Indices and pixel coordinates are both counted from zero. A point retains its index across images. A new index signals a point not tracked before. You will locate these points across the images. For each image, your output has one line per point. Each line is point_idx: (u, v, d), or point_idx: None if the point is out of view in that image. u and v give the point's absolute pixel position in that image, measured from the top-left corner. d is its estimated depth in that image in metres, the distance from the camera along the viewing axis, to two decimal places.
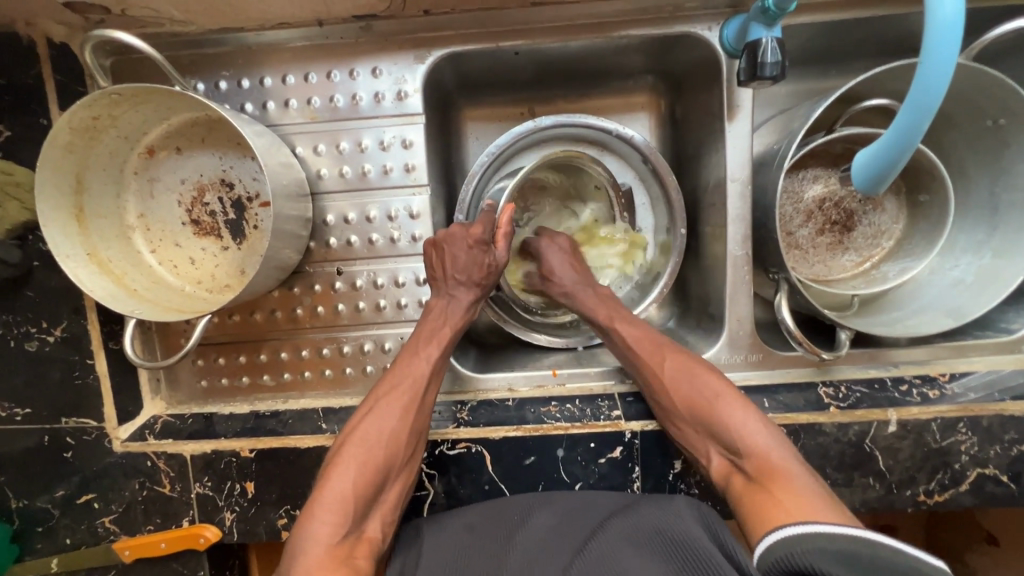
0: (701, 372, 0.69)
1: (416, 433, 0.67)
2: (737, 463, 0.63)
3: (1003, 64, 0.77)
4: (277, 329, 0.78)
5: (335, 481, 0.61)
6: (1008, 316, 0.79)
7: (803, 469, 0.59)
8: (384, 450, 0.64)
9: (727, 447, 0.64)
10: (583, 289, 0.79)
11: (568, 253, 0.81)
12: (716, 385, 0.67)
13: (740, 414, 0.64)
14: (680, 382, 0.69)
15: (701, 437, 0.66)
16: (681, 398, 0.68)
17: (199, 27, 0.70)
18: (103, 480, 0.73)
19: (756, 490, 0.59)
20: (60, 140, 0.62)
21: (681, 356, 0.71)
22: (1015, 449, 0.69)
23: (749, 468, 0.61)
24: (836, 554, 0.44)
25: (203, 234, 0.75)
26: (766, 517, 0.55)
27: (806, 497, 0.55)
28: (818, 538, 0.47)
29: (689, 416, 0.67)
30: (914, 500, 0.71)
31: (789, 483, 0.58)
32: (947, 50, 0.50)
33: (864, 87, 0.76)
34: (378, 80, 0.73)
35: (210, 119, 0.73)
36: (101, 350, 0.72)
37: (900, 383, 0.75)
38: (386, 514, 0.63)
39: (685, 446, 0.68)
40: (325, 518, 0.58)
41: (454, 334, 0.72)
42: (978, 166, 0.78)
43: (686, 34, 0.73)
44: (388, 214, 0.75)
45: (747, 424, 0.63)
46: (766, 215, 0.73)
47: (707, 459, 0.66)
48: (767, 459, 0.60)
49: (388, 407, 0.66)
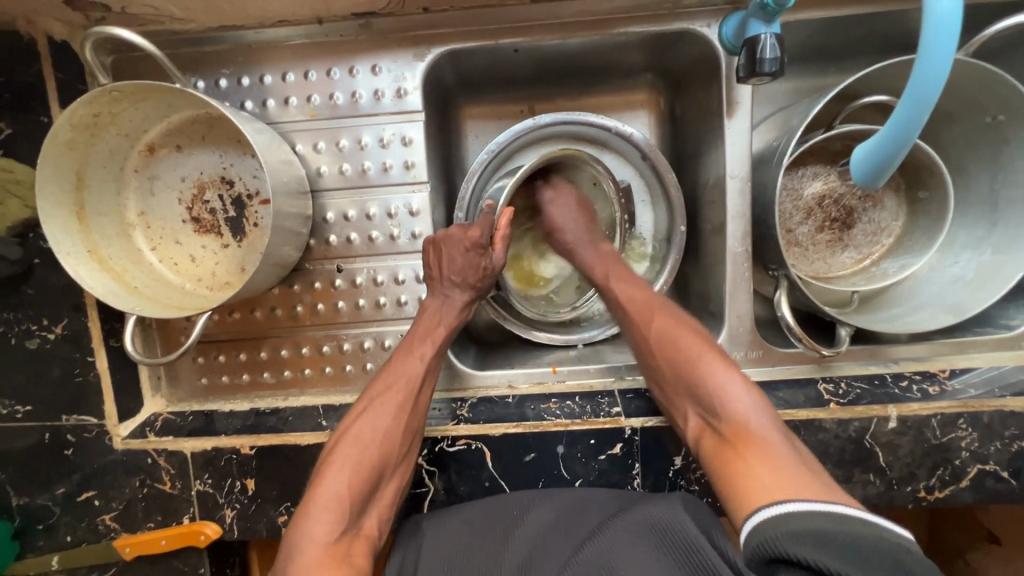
0: (689, 333, 0.67)
1: (411, 431, 0.67)
2: (711, 425, 0.61)
3: (1003, 60, 0.77)
4: (277, 327, 0.78)
5: (330, 480, 0.61)
6: (1008, 312, 0.79)
7: (780, 436, 0.56)
8: (379, 449, 0.64)
9: (703, 408, 0.62)
10: (584, 242, 0.79)
11: (575, 206, 0.81)
12: (703, 347, 0.65)
13: (723, 375, 0.62)
14: (664, 341, 0.68)
15: (681, 396, 0.65)
16: (664, 357, 0.67)
17: (199, 24, 0.70)
18: (103, 477, 0.73)
19: (727, 452, 0.58)
20: (60, 138, 0.62)
21: (669, 317, 0.70)
22: (1015, 444, 0.69)
23: (723, 430, 0.60)
24: (824, 540, 0.43)
25: (203, 232, 0.75)
26: (742, 486, 0.54)
27: (777, 467, 0.53)
28: (801, 519, 0.46)
29: (672, 375, 0.66)
30: (914, 496, 0.71)
31: (760, 449, 0.56)
32: (943, 46, 0.50)
33: (863, 83, 0.76)
34: (377, 78, 0.73)
35: (210, 117, 0.73)
36: (101, 348, 0.73)
37: (901, 379, 0.75)
38: (382, 512, 0.63)
39: (668, 406, 0.68)
40: (323, 518, 0.58)
41: (449, 333, 0.72)
42: (977, 162, 0.78)
43: (685, 31, 0.73)
44: (388, 211, 0.75)
45: (728, 386, 0.61)
46: (766, 211, 0.73)
47: (684, 420, 0.65)
48: (741, 423, 0.58)
49: (382, 405, 0.66)
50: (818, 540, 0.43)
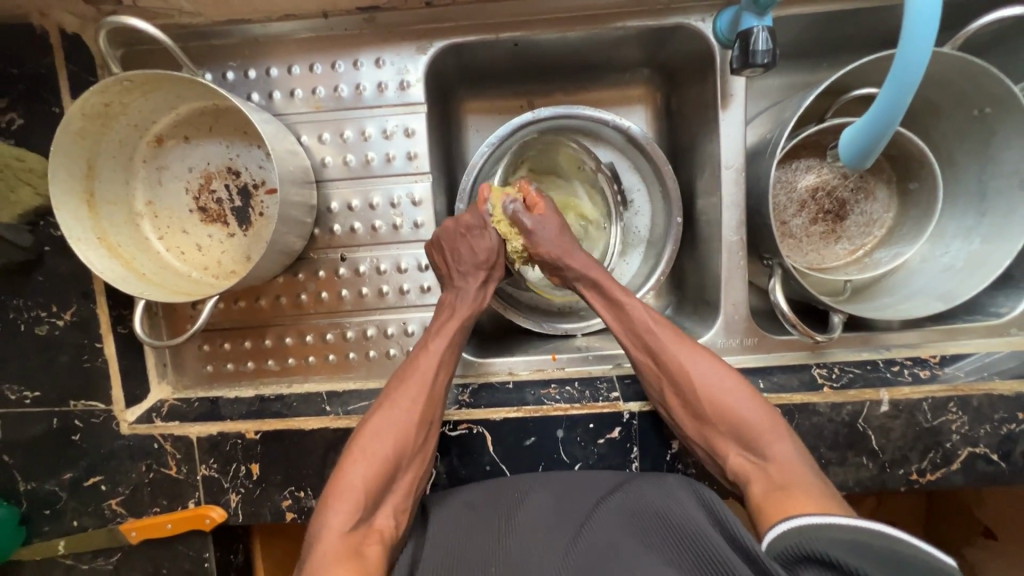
0: (726, 373, 0.68)
1: (429, 422, 0.68)
2: (757, 466, 0.63)
3: (989, 55, 0.79)
4: (282, 315, 0.79)
5: (349, 473, 0.63)
6: (997, 300, 0.81)
7: (819, 474, 0.60)
8: (393, 442, 0.65)
9: (750, 450, 0.64)
10: (584, 259, 0.75)
11: (558, 224, 0.76)
12: (743, 388, 0.67)
13: (765, 418, 0.64)
14: (706, 380, 0.67)
15: (723, 437, 0.66)
16: (706, 398, 0.66)
17: (207, 18, 0.72)
18: (110, 462, 0.74)
19: (774, 490, 0.59)
20: (72, 126, 0.64)
21: (705, 355, 0.69)
22: (1005, 427, 0.71)
23: (770, 472, 0.61)
24: (849, 544, 0.45)
25: (209, 221, 0.77)
26: (779, 512, 0.55)
27: (822, 499, 0.55)
28: (830, 528, 0.48)
29: (712, 416, 0.66)
30: (907, 479, 0.72)
31: (807, 486, 0.58)
32: (923, 35, 0.52)
33: (853, 77, 0.78)
34: (381, 71, 0.75)
35: (217, 109, 0.75)
36: (109, 335, 0.74)
37: (892, 364, 0.77)
38: (398, 504, 0.64)
39: (701, 443, 0.68)
40: (340, 507, 0.60)
41: (462, 326, 0.73)
42: (966, 154, 0.80)
43: (681, 25, 0.75)
44: (391, 201, 0.77)
45: (772, 429, 0.64)
46: (760, 201, 0.75)
47: (723, 458, 0.66)
48: (790, 469, 0.60)
49: (400, 399, 0.67)
50: (843, 544, 0.46)
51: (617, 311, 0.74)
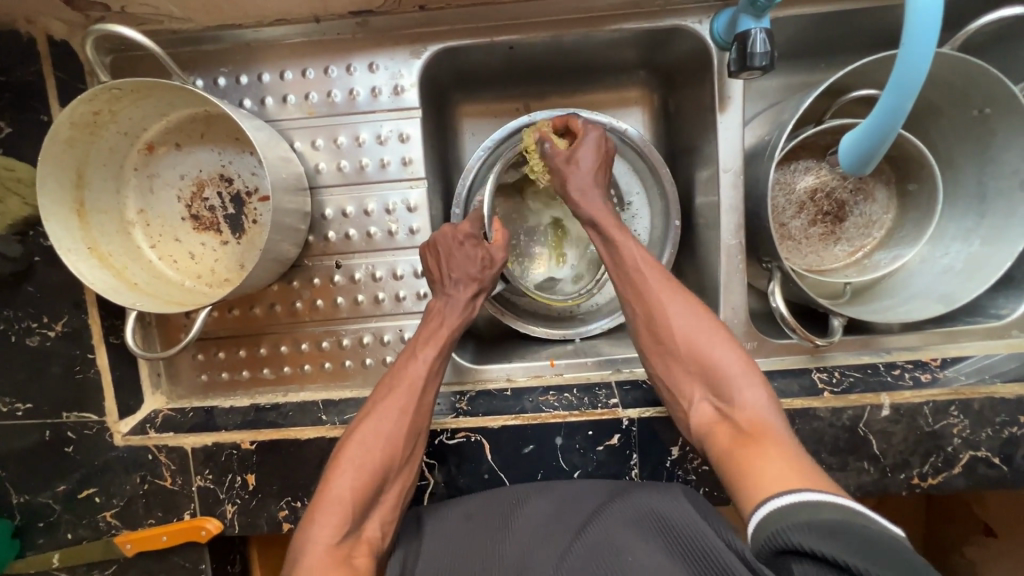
0: (708, 319, 0.66)
1: (417, 431, 0.67)
2: (723, 412, 0.61)
3: (988, 55, 0.79)
4: (277, 323, 0.79)
5: (336, 485, 0.61)
6: (998, 302, 0.80)
7: (789, 429, 0.58)
8: (381, 452, 0.63)
9: (718, 396, 0.62)
10: (587, 192, 0.73)
11: (595, 153, 0.74)
12: (722, 336, 0.64)
13: (742, 366, 0.62)
14: (684, 321, 0.65)
15: (693, 381, 0.64)
16: (684, 341, 0.65)
17: (197, 24, 0.71)
18: (104, 474, 0.73)
19: (739, 438, 0.58)
20: (60, 135, 0.63)
21: (687, 298, 0.67)
22: (1007, 431, 0.70)
23: (737, 419, 0.59)
24: (827, 530, 0.43)
25: (202, 229, 0.76)
26: (752, 472, 0.53)
27: (789, 458, 0.53)
28: (804, 513, 0.46)
29: (684, 357, 0.65)
30: (908, 484, 0.72)
31: (774, 439, 0.56)
32: (922, 46, 0.52)
33: (852, 79, 0.77)
34: (374, 75, 0.74)
35: (208, 115, 0.74)
36: (101, 345, 0.73)
37: (893, 368, 0.76)
38: (386, 515, 0.63)
39: (672, 389, 0.66)
40: (326, 520, 0.59)
41: (452, 334, 0.72)
42: (966, 155, 0.80)
43: (678, 27, 0.74)
44: (386, 207, 0.76)
45: (746, 377, 0.61)
46: (759, 205, 0.74)
47: (691, 405, 0.64)
48: (756, 417, 0.58)
49: (386, 409, 0.66)
50: (822, 529, 0.43)
51: (604, 249, 0.72)
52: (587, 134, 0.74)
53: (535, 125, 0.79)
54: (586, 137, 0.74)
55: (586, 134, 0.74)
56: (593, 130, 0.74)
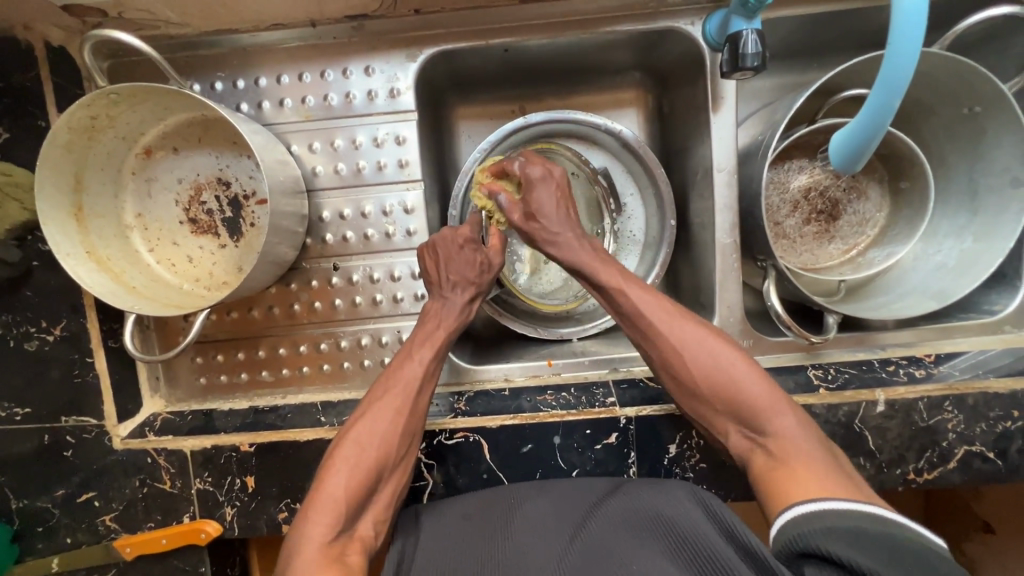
0: (722, 350, 0.64)
1: (412, 432, 0.67)
2: (757, 441, 0.61)
3: (977, 54, 0.80)
4: (275, 325, 0.79)
5: (331, 481, 0.61)
6: (991, 298, 0.81)
7: (821, 446, 0.58)
8: (376, 451, 0.64)
9: (748, 427, 0.62)
10: (570, 246, 0.72)
11: (556, 194, 0.72)
12: (741, 365, 0.63)
13: (766, 393, 0.61)
14: (699, 359, 0.64)
15: (719, 413, 0.64)
16: (704, 380, 0.64)
17: (194, 29, 0.71)
18: (103, 478, 0.73)
19: (775, 468, 0.58)
20: (59, 140, 0.63)
21: (698, 327, 0.66)
22: (1001, 425, 0.71)
23: (771, 448, 0.59)
24: (851, 541, 0.44)
25: (200, 233, 0.76)
26: (785, 492, 0.54)
27: (826, 479, 0.54)
28: (830, 522, 0.47)
29: (707, 395, 0.64)
30: (904, 479, 0.72)
31: (810, 464, 0.56)
32: (908, 49, 0.53)
33: (843, 79, 0.78)
34: (370, 78, 0.75)
35: (206, 119, 0.74)
36: (100, 349, 0.73)
37: (887, 364, 0.77)
38: (378, 514, 0.63)
39: (702, 422, 0.66)
40: (319, 518, 0.59)
41: (448, 336, 0.72)
42: (957, 153, 0.81)
43: (670, 29, 0.75)
44: (383, 210, 0.77)
45: (773, 406, 0.61)
46: (753, 204, 0.75)
47: (724, 436, 0.64)
48: (790, 444, 0.58)
49: (383, 409, 0.66)
50: (843, 536, 0.45)
51: (602, 298, 0.71)
52: (530, 176, 0.73)
53: (476, 182, 0.79)
54: (530, 179, 0.73)
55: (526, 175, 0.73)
56: (532, 166, 0.73)
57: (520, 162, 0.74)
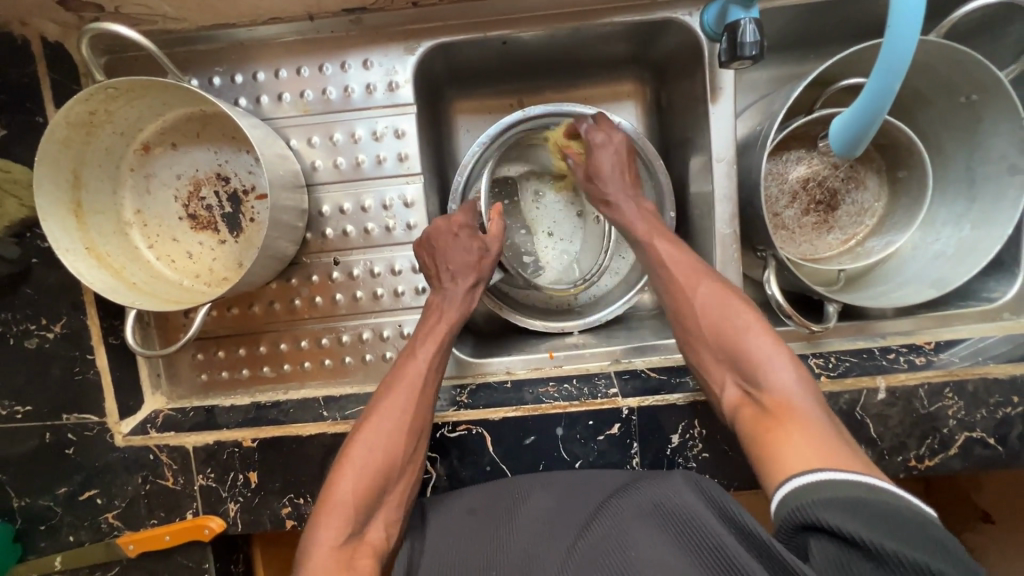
0: (735, 305, 0.67)
1: (419, 429, 0.67)
2: (751, 394, 0.62)
3: (974, 42, 0.80)
4: (276, 321, 0.79)
5: (339, 485, 0.62)
6: (989, 286, 0.81)
7: (818, 406, 0.58)
8: (382, 453, 0.64)
9: (745, 379, 0.63)
10: (624, 202, 0.77)
11: (619, 155, 0.78)
12: (751, 322, 0.65)
13: (769, 350, 0.62)
14: (711, 309, 0.67)
15: (720, 365, 0.66)
16: (710, 328, 0.66)
17: (192, 24, 0.71)
18: (105, 475, 0.73)
19: (764, 418, 0.59)
20: (56, 136, 0.63)
21: (714, 285, 0.69)
22: (1000, 411, 0.71)
23: (763, 400, 0.60)
24: (866, 518, 0.44)
25: (200, 229, 0.76)
26: (781, 457, 0.54)
27: (813, 437, 0.54)
28: (844, 491, 0.46)
29: (712, 343, 0.66)
30: (905, 466, 0.72)
31: (802, 419, 0.56)
32: (907, 36, 0.52)
33: (841, 69, 0.78)
34: (369, 72, 0.75)
35: (204, 115, 0.74)
36: (101, 346, 0.73)
37: (888, 352, 0.77)
38: (389, 516, 0.63)
39: (704, 375, 0.68)
40: (329, 524, 0.59)
41: (449, 330, 0.72)
42: (954, 142, 0.81)
43: (668, 20, 0.75)
44: (383, 203, 0.77)
45: (773, 361, 0.61)
46: (753, 193, 0.75)
47: (721, 389, 0.65)
48: (785, 397, 0.59)
49: (387, 409, 0.66)
50: (851, 509, 0.45)
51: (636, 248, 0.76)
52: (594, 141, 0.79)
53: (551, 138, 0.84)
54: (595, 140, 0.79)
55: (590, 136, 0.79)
56: (595, 129, 0.79)
57: (590, 124, 0.79)
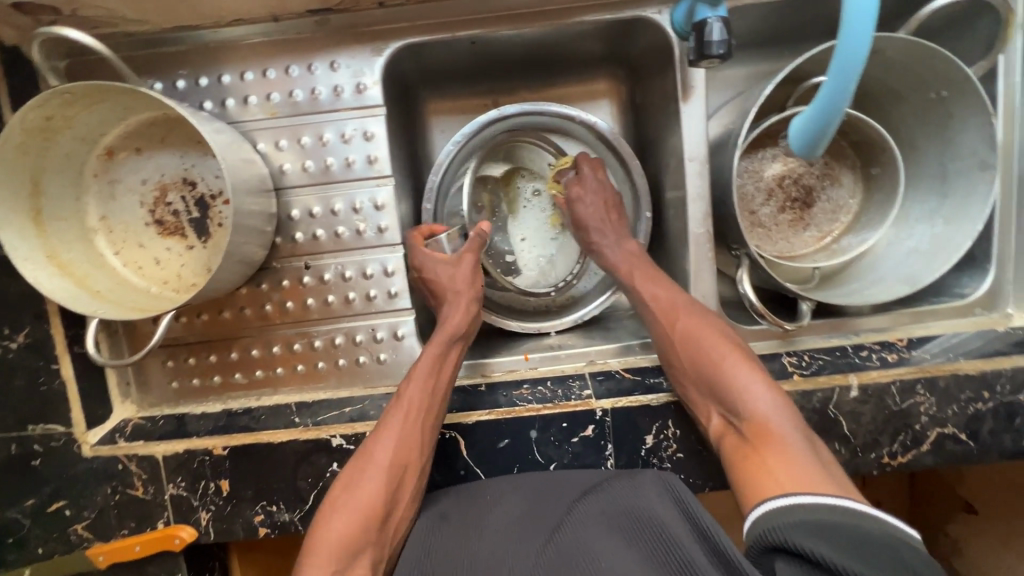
0: (712, 335, 0.67)
1: (406, 464, 0.65)
2: (734, 424, 0.62)
3: (944, 39, 0.80)
4: (247, 327, 0.78)
5: (324, 529, 0.61)
6: (962, 282, 0.82)
7: (801, 432, 0.58)
8: (369, 492, 0.62)
9: (727, 409, 0.63)
10: (613, 245, 0.79)
11: (602, 192, 0.80)
12: (730, 355, 0.65)
13: (750, 380, 0.63)
14: (689, 342, 0.68)
15: (704, 397, 0.66)
16: (691, 361, 0.67)
17: (153, 26, 0.70)
18: (74, 486, 0.72)
19: (748, 452, 0.59)
20: (12, 142, 0.61)
21: (694, 316, 0.69)
22: (971, 407, 0.72)
23: (747, 432, 0.61)
24: (832, 539, 0.44)
25: (167, 234, 0.75)
26: (764, 487, 0.55)
27: (794, 466, 0.55)
28: (813, 515, 0.47)
29: (695, 376, 0.66)
30: (879, 463, 0.73)
31: (779, 446, 0.57)
32: (859, 31, 0.51)
33: (812, 66, 0.78)
34: (336, 74, 0.74)
35: (168, 118, 0.73)
36: (65, 356, 0.72)
37: (861, 349, 0.77)
38: (376, 555, 0.61)
39: (690, 406, 0.68)
40: (318, 563, 0.58)
41: (434, 359, 0.71)
42: (925, 138, 0.81)
43: (638, 18, 0.74)
44: (353, 207, 0.76)
45: (750, 388, 0.62)
46: (725, 192, 0.75)
47: (706, 420, 0.66)
48: (764, 424, 0.60)
49: (375, 449, 0.65)
50: (818, 531, 0.45)
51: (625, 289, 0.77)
52: (581, 174, 0.81)
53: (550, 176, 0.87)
54: (585, 175, 0.81)
55: (580, 172, 0.82)
56: (584, 163, 0.82)
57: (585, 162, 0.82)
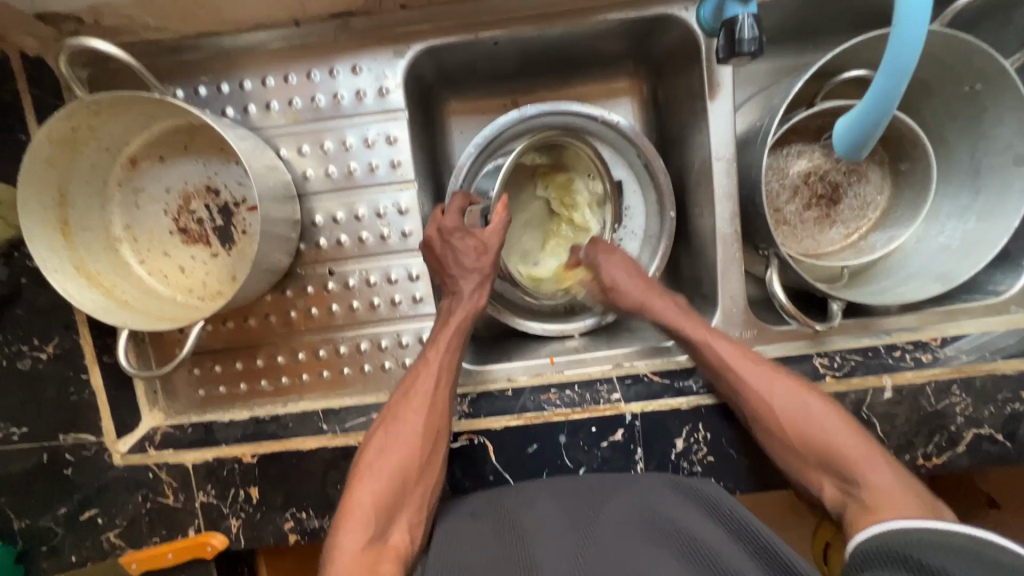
0: (815, 403, 0.67)
1: (437, 430, 0.67)
2: (851, 493, 0.63)
3: (976, 30, 0.78)
4: (271, 334, 0.78)
5: (359, 492, 0.62)
6: (994, 279, 0.80)
7: (923, 501, 0.59)
8: (398, 458, 0.64)
9: (843, 478, 0.64)
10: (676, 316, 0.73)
11: (631, 267, 0.79)
12: (839, 422, 0.66)
13: (861, 448, 0.64)
14: (789, 411, 0.67)
15: (815, 466, 0.66)
16: (793, 429, 0.66)
17: (174, 32, 0.70)
18: (105, 495, 0.72)
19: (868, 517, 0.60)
20: (40, 154, 0.61)
21: (787, 380, 0.69)
22: (1008, 407, 0.70)
23: (866, 499, 0.61)
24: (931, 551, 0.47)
25: (191, 242, 0.74)
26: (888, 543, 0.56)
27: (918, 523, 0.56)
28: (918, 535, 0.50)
29: (802, 446, 0.66)
30: (913, 464, 0.72)
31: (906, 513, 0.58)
32: (911, 32, 0.50)
33: (842, 60, 0.77)
34: (358, 78, 0.73)
35: (191, 126, 0.73)
36: (95, 365, 0.72)
37: (894, 349, 0.74)
38: (411, 518, 0.63)
39: (794, 473, 0.68)
40: (352, 527, 0.59)
41: (460, 331, 0.71)
42: (958, 132, 0.79)
43: (664, 15, 0.73)
44: (377, 212, 0.75)
45: (865, 457, 0.63)
46: (754, 192, 0.74)
47: (819, 488, 0.66)
48: (884, 493, 0.60)
49: (408, 414, 0.66)
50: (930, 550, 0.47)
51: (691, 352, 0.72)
52: (598, 261, 0.80)
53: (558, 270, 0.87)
54: (591, 255, 0.81)
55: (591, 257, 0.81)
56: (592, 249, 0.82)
57: (589, 249, 0.82)
